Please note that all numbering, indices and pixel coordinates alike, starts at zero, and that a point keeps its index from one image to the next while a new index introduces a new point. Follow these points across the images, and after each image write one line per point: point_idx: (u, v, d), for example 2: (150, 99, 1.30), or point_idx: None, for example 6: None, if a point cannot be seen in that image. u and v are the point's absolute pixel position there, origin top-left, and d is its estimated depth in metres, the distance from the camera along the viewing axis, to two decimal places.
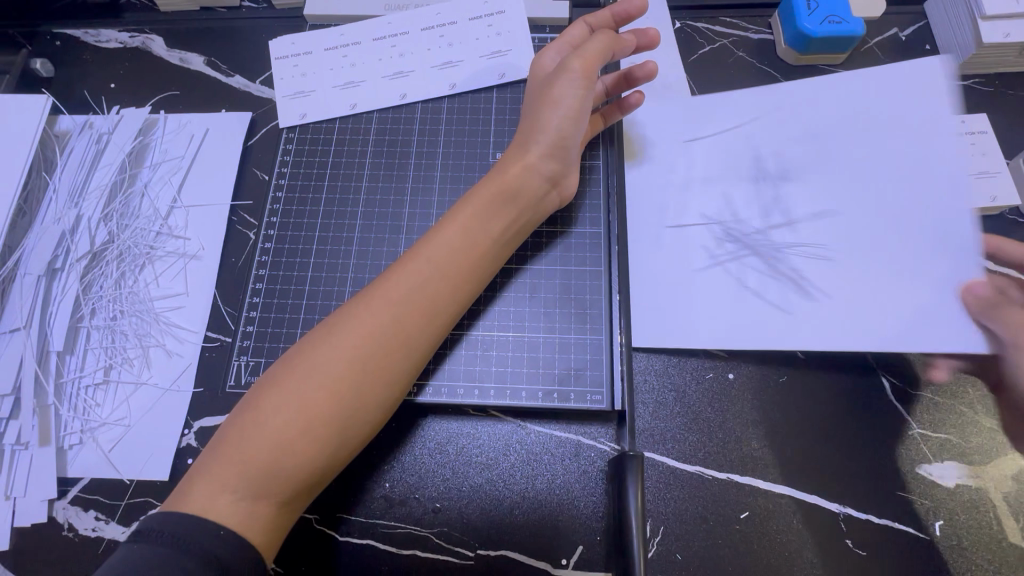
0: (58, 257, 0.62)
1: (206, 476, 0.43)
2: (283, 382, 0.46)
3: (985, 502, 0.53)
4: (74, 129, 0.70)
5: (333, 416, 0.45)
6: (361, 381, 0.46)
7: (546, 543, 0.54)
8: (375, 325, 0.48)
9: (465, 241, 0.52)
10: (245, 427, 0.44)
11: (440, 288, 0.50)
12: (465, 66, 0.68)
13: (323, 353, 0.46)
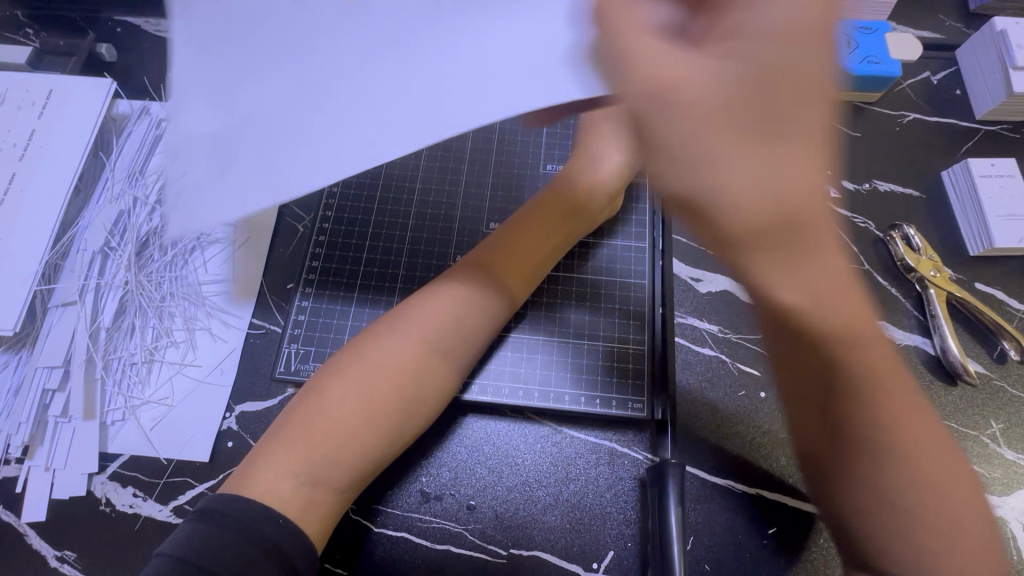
0: (115, 236, 0.64)
1: (274, 457, 0.46)
2: (347, 372, 0.49)
3: (1005, 532, 0.55)
4: (131, 113, 0.72)
5: (392, 410, 0.48)
6: (419, 380, 0.50)
7: (578, 547, 0.55)
8: (431, 329, 0.52)
9: (512, 258, 0.57)
10: (310, 416, 0.47)
11: (489, 300, 0.55)
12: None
13: (385, 350, 0.50)
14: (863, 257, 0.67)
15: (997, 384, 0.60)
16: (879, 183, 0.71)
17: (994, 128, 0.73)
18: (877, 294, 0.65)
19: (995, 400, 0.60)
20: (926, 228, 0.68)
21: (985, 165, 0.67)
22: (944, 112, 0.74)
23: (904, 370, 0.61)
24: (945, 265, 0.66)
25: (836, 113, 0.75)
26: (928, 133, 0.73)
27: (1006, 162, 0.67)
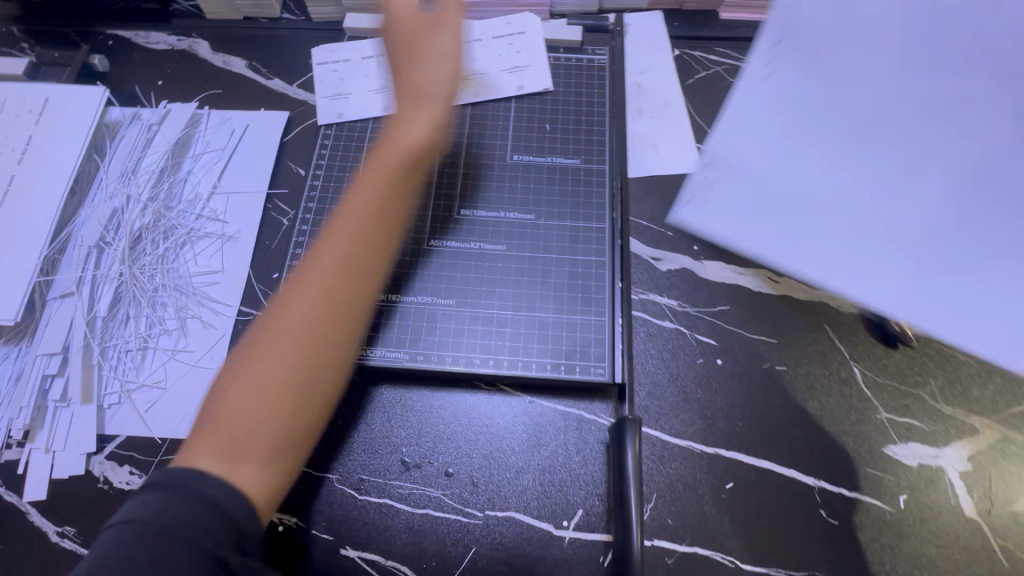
0: (109, 232, 0.68)
1: (200, 446, 0.46)
2: (250, 355, 0.50)
3: (943, 480, 0.59)
4: (123, 119, 0.76)
5: (299, 375, 0.49)
6: (317, 343, 0.50)
7: (549, 507, 0.59)
8: (328, 293, 0.52)
9: (357, 210, 0.55)
10: (228, 401, 0.48)
11: (363, 251, 0.53)
12: (486, 76, 0.75)
13: (285, 323, 0.50)
14: None
15: (936, 346, 0.65)
16: None
17: None
18: None
19: (935, 361, 0.64)
20: None
21: None
22: None
23: (849, 335, 0.66)
24: None
25: None
26: None
27: None
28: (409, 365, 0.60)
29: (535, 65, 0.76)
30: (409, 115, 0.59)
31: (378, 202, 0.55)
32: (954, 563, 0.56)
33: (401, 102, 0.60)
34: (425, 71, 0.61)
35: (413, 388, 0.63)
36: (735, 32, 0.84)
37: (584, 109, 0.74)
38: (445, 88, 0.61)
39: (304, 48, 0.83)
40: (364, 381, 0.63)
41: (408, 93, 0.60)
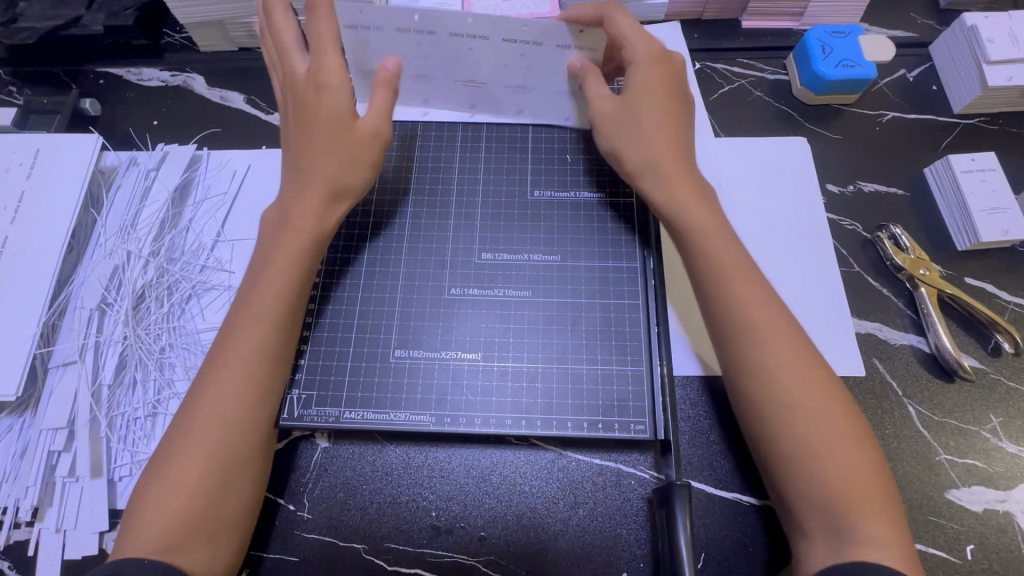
0: (111, 291, 0.65)
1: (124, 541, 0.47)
2: (181, 439, 0.49)
3: (1013, 527, 0.55)
4: (120, 165, 0.72)
5: (219, 483, 0.49)
6: (234, 455, 0.50)
7: (591, 570, 0.55)
8: (226, 410, 0.50)
9: (265, 312, 0.53)
10: (152, 498, 0.48)
11: (248, 368, 0.51)
12: (488, 89, 0.65)
13: (184, 437, 0.49)
14: (853, 259, 0.67)
15: (995, 377, 0.61)
16: (863, 184, 0.71)
17: (973, 121, 0.74)
18: (870, 295, 0.66)
19: (994, 395, 0.60)
20: (914, 225, 0.69)
21: (964, 161, 0.68)
22: (922, 109, 0.75)
23: (899, 369, 0.62)
24: (934, 262, 0.67)
25: (816, 117, 0.76)
26: (908, 130, 0.74)
27: (986, 155, 0.68)
28: (436, 429, 0.56)
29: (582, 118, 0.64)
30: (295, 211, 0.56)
31: (260, 315, 0.53)
32: None
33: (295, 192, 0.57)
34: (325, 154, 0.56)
35: (442, 447, 0.60)
36: (758, 41, 0.80)
37: None
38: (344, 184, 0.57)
39: None
40: (390, 442, 0.60)
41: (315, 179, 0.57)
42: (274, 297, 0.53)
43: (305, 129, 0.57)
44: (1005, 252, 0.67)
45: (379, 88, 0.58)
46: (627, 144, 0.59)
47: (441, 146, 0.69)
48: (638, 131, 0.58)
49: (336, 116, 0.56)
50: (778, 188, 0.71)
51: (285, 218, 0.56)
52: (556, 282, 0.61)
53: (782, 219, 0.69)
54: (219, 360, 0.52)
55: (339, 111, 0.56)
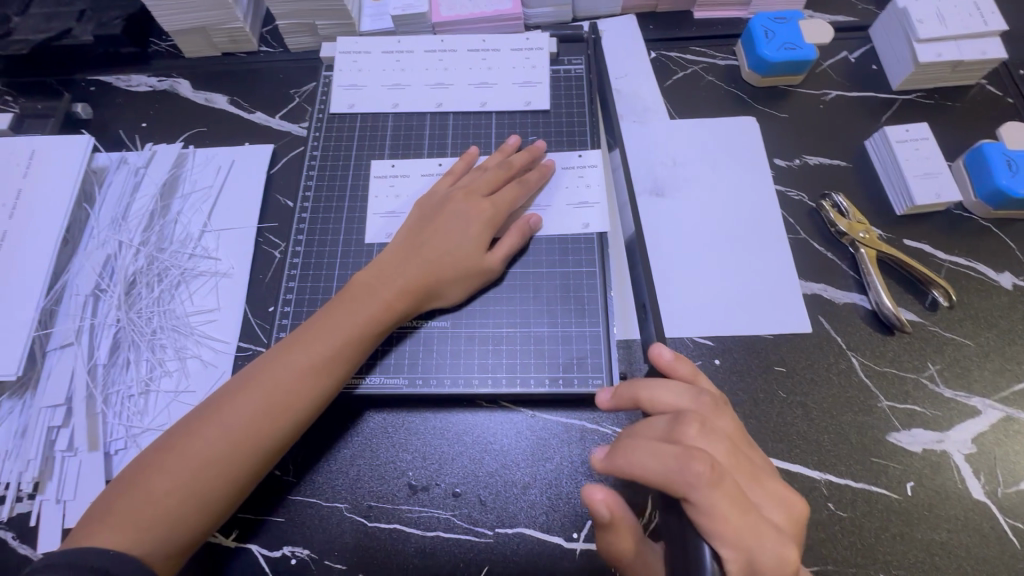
0: (104, 278, 0.69)
1: (101, 518, 0.49)
2: (225, 406, 0.54)
3: (948, 463, 0.60)
4: (110, 164, 0.77)
5: (211, 497, 0.51)
6: (239, 470, 0.52)
7: (559, 519, 0.59)
8: (251, 427, 0.53)
9: (334, 331, 0.57)
10: (184, 447, 0.52)
11: (285, 398, 0.54)
12: (455, 89, 0.76)
13: (201, 436, 0.52)
14: (800, 227, 0.72)
15: (932, 329, 0.65)
16: (808, 157, 0.76)
17: (910, 97, 0.79)
18: (816, 259, 0.70)
19: (931, 345, 0.65)
20: (857, 193, 0.74)
21: (899, 132, 0.73)
22: (863, 86, 0.80)
23: (844, 325, 0.66)
24: (874, 227, 0.71)
25: (764, 98, 0.81)
26: (850, 107, 0.79)
27: (919, 126, 0.73)
28: (408, 391, 0.61)
29: (597, 188, 0.69)
30: (386, 260, 0.61)
31: (314, 357, 0.56)
32: (967, 546, 0.56)
33: (387, 252, 0.62)
34: (454, 234, 0.62)
35: (419, 412, 0.64)
36: (710, 30, 0.85)
37: (566, 119, 0.74)
38: (478, 250, 0.62)
39: (285, 80, 0.84)
40: (367, 408, 0.64)
41: (394, 261, 0.61)
42: (331, 348, 0.56)
43: (471, 224, 0.62)
44: (940, 215, 0.71)
45: (513, 232, 0.64)
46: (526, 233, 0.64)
47: (410, 134, 0.74)
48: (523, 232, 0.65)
49: (490, 220, 0.63)
50: (729, 164, 0.75)
51: (362, 281, 0.60)
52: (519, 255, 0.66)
53: (733, 193, 0.74)
54: (262, 378, 0.55)
55: (471, 261, 0.62)
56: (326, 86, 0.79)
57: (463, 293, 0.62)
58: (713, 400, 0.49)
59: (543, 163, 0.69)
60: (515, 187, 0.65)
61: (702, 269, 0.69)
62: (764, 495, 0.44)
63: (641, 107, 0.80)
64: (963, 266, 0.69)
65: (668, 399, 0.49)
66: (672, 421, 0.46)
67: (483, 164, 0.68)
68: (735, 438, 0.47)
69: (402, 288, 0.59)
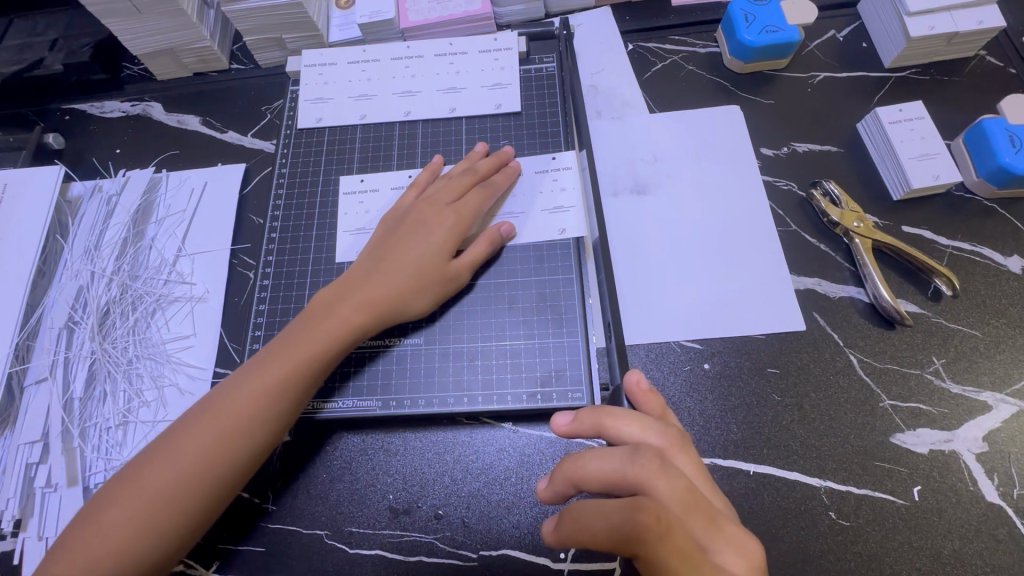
0: (78, 310, 0.69)
1: (55, 562, 0.47)
2: (182, 430, 0.51)
3: (958, 465, 0.56)
4: (85, 194, 0.77)
5: (167, 526, 0.49)
6: (192, 505, 0.50)
7: (546, 539, 0.57)
8: (202, 458, 0.50)
9: (295, 347, 0.55)
10: (140, 474, 0.50)
11: (238, 427, 0.51)
12: (424, 96, 0.74)
13: (157, 462, 0.50)
14: (789, 218, 0.68)
15: (935, 320, 0.62)
16: (796, 144, 0.73)
17: (903, 74, 0.75)
18: (808, 252, 0.66)
19: (934, 338, 0.61)
20: (849, 180, 0.70)
21: (891, 112, 0.69)
22: (852, 66, 0.76)
23: (840, 321, 0.63)
24: (869, 214, 0.67)
25: (748, 84, 0.77)
26: (840, 88, 0.75)
27: (913, 105, 0.69)
28: (382, 413, 0.60)
29: (572, 191, 0.66)
30: (350, 274, 0.59)
31: (267, 382, 0.53)
32: (980, 553, 0.53)
33: (351, 267, 0.60)
34: (418, 246, 0.59)
35: (398, 432, 0.62)
36: (689, 18, 0.81)
37: (539, 120, 0.71)
38: (444, 259, 0.60)
39: (256, 97, 0.83)
40: (344, 430, 0.62)
41: (356, 277, 0.59)
42: (286, 372, 0.53)
43: (436, 234, 0.60)
44: (940, 197, 0.67)
45: (483, 239, 0.62)
46: (492, 241, 0.62)
47: (379, 145, 0.73)
48: (489, 240, 0.62)
49: (456, 229, 0.61)
50: (713, 158, 0.72)
51: (323, 300, 0.58)
52: (492, 263, 0.64)
53: (716, 186, 0.70)
54: (213, 408, 0.52)
55: (439, 270, 0.59)
56: (295, 101, 0.77)
57: (433, 304, 0.60)
58: (677, 435, 0.46)
59: (510, 166, 0.66)
60: (481, 192, 0.63)
61: (686, 270, 0.66)
62: (717, 541, 0.40)
63: (618, 102, 0.77)
64: (966, 251, 0.65)
65: (630, 433, 0.46)
66: (630, 455, 0.43)
67: (449, 172, 0.66)
68: (694, 477, 0.44)
69: (365, 304, 0.57)
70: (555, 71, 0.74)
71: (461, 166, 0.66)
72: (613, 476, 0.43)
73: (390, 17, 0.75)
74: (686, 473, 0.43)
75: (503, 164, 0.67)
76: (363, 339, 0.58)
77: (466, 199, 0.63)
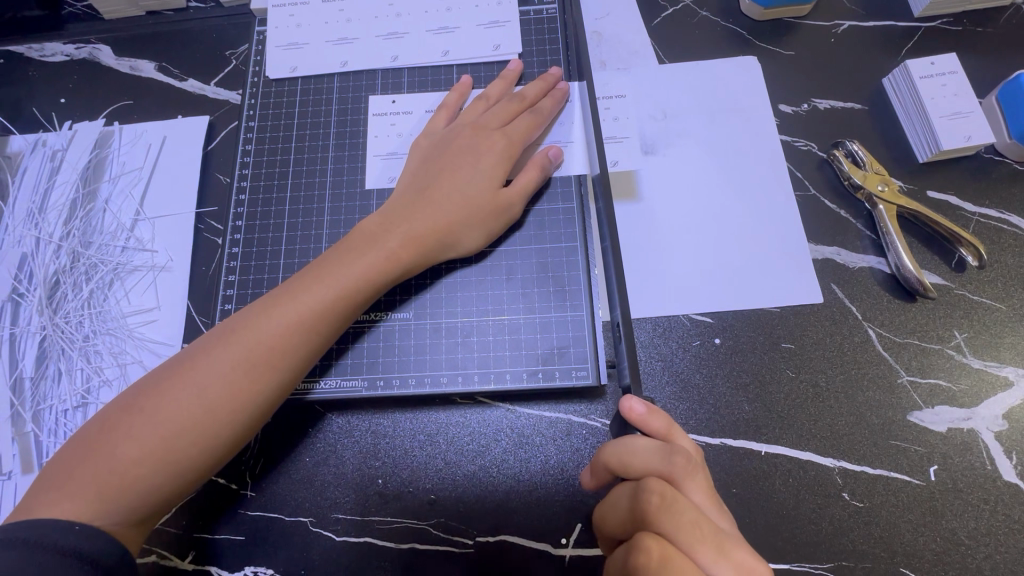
0: (23, 281, 0.62)
1: (58, 485, 0.43)
2: (206, 355, 0.47)
3: (977, 444, 0.53)
4: (26, 149, 0.68)
5: (186, 457, 0.45)
6: (214, 437, 0.46)
7: (546, 524, 0.54)
8: (230, 386, 0.46)
9: (334, 275, 0.50)
10: (159, 397, 0.46)
11: (271, 355, 0.47)
12: (411, 38, 0.66)
13: (178, 386, 0.46)
14: (808, 182, 0.63)
15: (959, 292, 0.58)
16: (817, 101, 0.67)
17: (934, 24, 0.69)
18: (828, 219, 0.62)
19: (958, 312, 0.57)
20: (873, 140, 0.64)
21: (922, 66, 0.63)
22: (879, 14, 0.70)
23: (859, 293, 0.59)
24: (894, 178, 0.63)
25: (767, 33, 0.70)
26: (866, 39, 0.69)
27: (947, 58, 0.63)
28: (369, 394, 0.55)
29: (577, 150, 0.60)
30: (392, 205, 0.55)
31: (305, 309, 0.49)
32: (996, 532, 0.51)
33: (392, 198, 0.56)
34: (464, 173, 0.56)
35: (387, 413, 0.57)
36: None
37: (539, 70, 0.65)
38: (493, 187, 0.56)
39: (219, 40, 0.73)
40: (327, 410, 0.57)
41: (398, 209, 0.54)
42: (325, 302, 0.49)
43: (483, 160, 0.56)
44: (968, 160, 0.62)
45: (531, 166, 0.57)
46: (538, 170, 0.57)
47: (360, 95, 0.65)
48: (533, 164, 0.57)
49: (503, 152, 0.57)
50: (729, 114, 0.66)
51: (364, 229, 0.54)
52: (541, 194, 0.60)
53: (731, 145, 0.65)
54: (244, 332, 0.48)
55: (486, 200, 0.55)
56: (261, 44, 0.68)
57: (481, 239, 0.55)
58: (687, 460, 0.41)
59: (557, 90, 0.61)
60: (529, 118, 0.59)
61: (698, 237, 0.61)
62: (723, 567, 0.38)
63: (624, 52, 0.70)
64: (993, 218, 0.61)
65: (638, 461, 0.42)
66: (636, 501, 0.40)
67: (484, 95, 0.61)
68: (706, 505, 0.41)
69: (410, 237, 0.53)
70: (556, 14, 0.67)
71: (501, 87, 0.62)
72: (622, 521, 0.41)
73: None
74: (697, 505, 0.40)
75: (547, 90, 0.61)
76: (407, 274, 0.54)
77: (516, 125, 0.58)
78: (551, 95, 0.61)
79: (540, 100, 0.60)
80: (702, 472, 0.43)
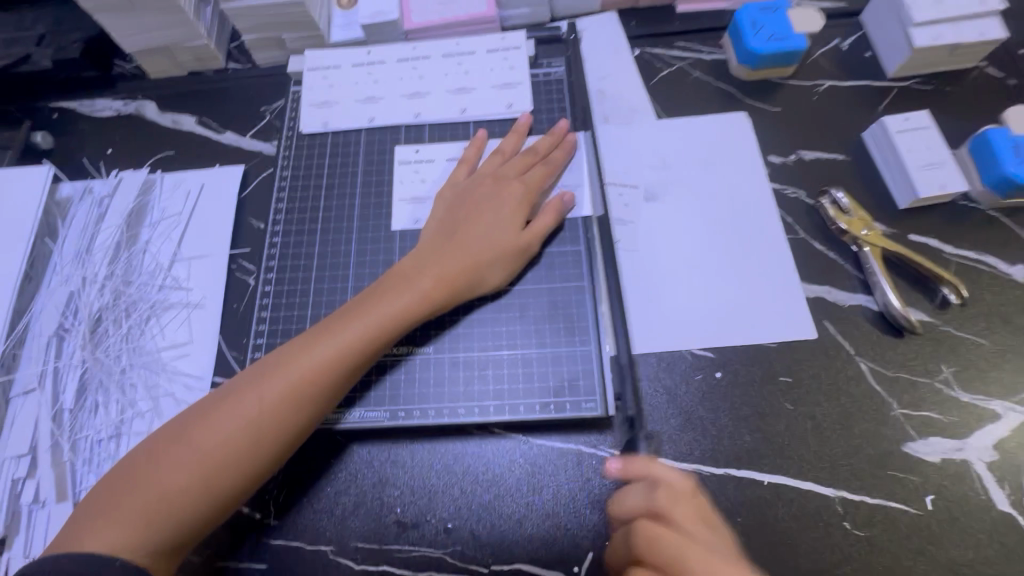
0: (68, 317, 0.66)
1: (106, 515, 0.46)
2: (246, 389, 0.51)
3: (969, 474, 0.56)
4: (74, 195, 0.74)
5: (225, 484, 0.48)
6: (251, 465, 0.49)
7: (558, 552, 0.56)
8: (268, 418, 0.50)
9: (367, 313, 0.54)
10: (201, 428, 0.49)
11: (306, 389, 0.51)
12: (432, 97, 0.73)
13: (219, 418, 0.49)
14: (798, 226, 0.68)
15: (944, 329, 0.62)
16: (803, 152, 0.73)
17: (907, 83, 0.75)
18: (817, 260, 0.66)
19: (944, 347, 0.61)
20: (856, 188, 0.70)
21: (898, 121, 0.69)
22: (856, 75, 0.77)
23: (850, 329, 0.63)
24: (877, 223, 0.68)
25: (755, 92, 0.77)
26: (845, 97, 0.75)
27: (920, 114, 0.69)
28: (390, 424, 0.59)
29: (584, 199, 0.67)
30: (421, 250, 0.60)
31: (339, 346, 0.52)
32: (993, 562, 0.53)
33: (420, 244, 0.61)
34: (486, 218, 0.61)
35: (406, 444, 0.60)
36: (695, 23, 0.81)
37: (548, 126, 0.71)
38: (512, 230, 0.61)
39: (255, 97, 0.80)
40: (349, 441, 0.60)
41: (427, 252, 0.59)
42: (358, 338, 0.53)
43: (502, 207, 0.62)
44: (946, 207, 0.68)
45: (547, 211, 0.63)
46: (551, 214, 0.63)
47: (385, 148, 0.71)
48: (546, 209, 0.63)
49: (520, 200, 0.62)
50: (723, 164, 0.72)
51: (398, 271, 0.58)
52: (552, 237, 0.65)
53: (725, 192, 0.70)
54: (282, 368, 0.51)
55: (505, 244, 0.60)
56: (295, 102, 0.75)
57: (501, 278, 0.60)
58: (671, 493, 0.50)
59: (567, 142, 0.68)
60: (542, 168, 0.65)
61: (698, 277, 0.66)
62: None
63: (626, 107, 0.76)
64: (972, 259, 0.65)
65: (628, 504, 0.51)
66: (630, 542, 0.49)
67: (500, 148, 0.67)
68: (692, 529, 0.48)
69: (438, 279, 0.57)
70: (563, 76, 0.74)
71: (516, 140, 0.67)
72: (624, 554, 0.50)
73: (395, 18, 0.73)
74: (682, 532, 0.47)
75: (557, 141, 0.68)
76: (436, 313, 0.58)
77: (533, 176, 0.64)
78: (562, 147, 0.67)
79: (552, 152, 0.67)
80: (694, 500, 0.50)
